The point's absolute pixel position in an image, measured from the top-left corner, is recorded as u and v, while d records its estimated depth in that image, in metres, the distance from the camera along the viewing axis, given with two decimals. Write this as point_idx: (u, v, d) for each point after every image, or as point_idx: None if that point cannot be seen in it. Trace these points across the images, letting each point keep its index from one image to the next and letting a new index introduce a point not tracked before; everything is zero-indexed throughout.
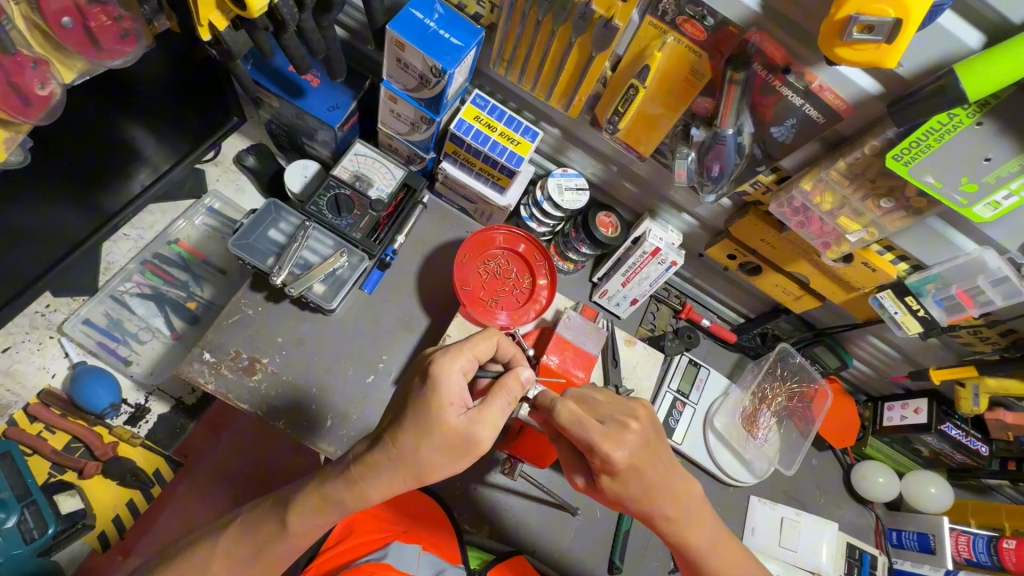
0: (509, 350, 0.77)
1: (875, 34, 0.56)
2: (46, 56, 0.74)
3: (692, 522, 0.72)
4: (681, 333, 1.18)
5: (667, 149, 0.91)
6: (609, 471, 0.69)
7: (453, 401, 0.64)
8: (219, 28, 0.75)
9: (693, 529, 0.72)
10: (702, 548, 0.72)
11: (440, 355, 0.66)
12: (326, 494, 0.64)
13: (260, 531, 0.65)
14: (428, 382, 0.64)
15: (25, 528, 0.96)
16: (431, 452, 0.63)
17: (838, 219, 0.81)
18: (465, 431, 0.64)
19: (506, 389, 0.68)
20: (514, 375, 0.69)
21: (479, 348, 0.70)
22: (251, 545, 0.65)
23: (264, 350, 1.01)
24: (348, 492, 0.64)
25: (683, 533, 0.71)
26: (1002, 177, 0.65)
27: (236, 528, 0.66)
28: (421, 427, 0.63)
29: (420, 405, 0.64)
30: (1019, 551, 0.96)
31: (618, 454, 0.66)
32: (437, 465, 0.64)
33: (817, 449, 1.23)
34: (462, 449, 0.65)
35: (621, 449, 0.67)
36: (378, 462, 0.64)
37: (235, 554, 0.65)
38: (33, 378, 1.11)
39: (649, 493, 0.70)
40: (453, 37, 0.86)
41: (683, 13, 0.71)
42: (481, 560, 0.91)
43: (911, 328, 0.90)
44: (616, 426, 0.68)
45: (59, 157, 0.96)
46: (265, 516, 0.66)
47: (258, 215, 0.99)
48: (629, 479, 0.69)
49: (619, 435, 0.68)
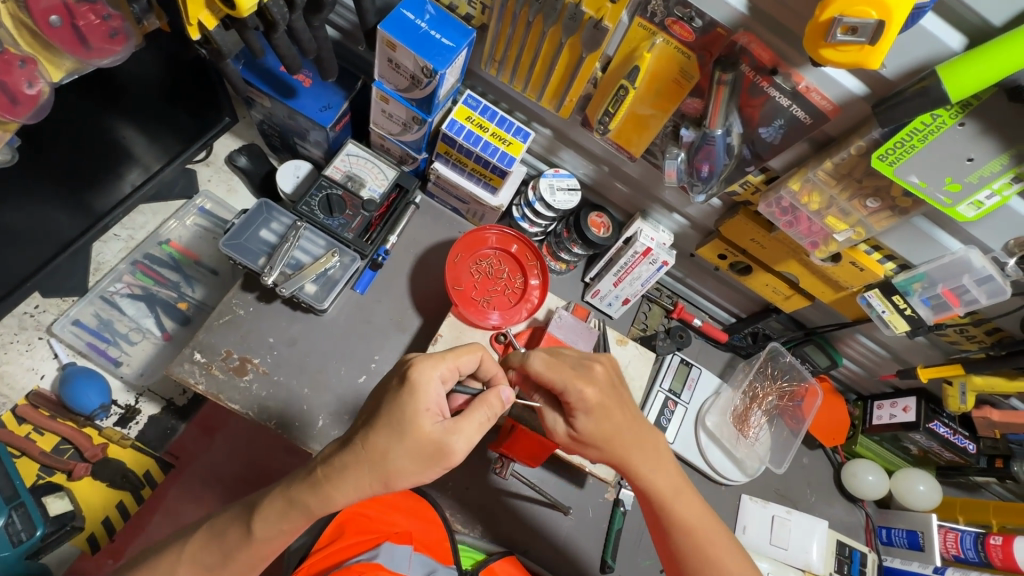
0: (491, 368, 0.77)
1: (859, 35, 0.57)
2: (34, 55, 0.73)
3: (657, 464, 0.73)
4: (673, 333, 1.18)
5: (657, 149, 0.92)
6: (582, 411, 0.73)
7: (429, 409, 0.63)
8: (208, 28, 0.75)
9: (660, 471, 0.73)
10: (667, 492, 0.72)
11: (421, 361, 0.66)
12: (292, 499, 0.63)
13: (226, 536, 0.64)
14: (405, 387, 0.64)
15: (13, 531, 0.96)
16: (402, 459, 0.62)
17: (826, 219, 0.81)
18: (439, 441, 0.63)
19: (488, 404, 0.68)
20: (497, 392, 0.69)
21: (462, 361, 0.69)
22: (216, 551, 0.64)
23: (254, 350, 1.00)
24: (312, 495, 0.62)
25: (649, 475, 0.72)
26: (985, 176, 0.66)
27: (205, 532, 0.66)
28: (394, 431, 0.62)
29: (395, 409, 0.63)
30: (1005, 547, 0.98)
31: (590, 390, 0.72)
32: (407, 470, 0.63)
33: (807, 448, 1.24)
34: (433, 458, 0.63)
35: (591, 386, 0.72)
36: (346, 465, 0.62)
37: (200, 558, 0.65)
38: (23, 379, 1.10)
39: (620, 435, 0.72)
40: (444, 37, 0.87)
41: (672, 14, 0.72)
42: (473, 559, 0.92)
43: (897, 326, 0.90)
44: (585, 369, 0.74)
45: (44, 155, 0.95)
46: (230, 522, 0.65)
47: (250, 215, 0.99)
48: (601, 419, 0.72)
49: (589, 375, 0.73)
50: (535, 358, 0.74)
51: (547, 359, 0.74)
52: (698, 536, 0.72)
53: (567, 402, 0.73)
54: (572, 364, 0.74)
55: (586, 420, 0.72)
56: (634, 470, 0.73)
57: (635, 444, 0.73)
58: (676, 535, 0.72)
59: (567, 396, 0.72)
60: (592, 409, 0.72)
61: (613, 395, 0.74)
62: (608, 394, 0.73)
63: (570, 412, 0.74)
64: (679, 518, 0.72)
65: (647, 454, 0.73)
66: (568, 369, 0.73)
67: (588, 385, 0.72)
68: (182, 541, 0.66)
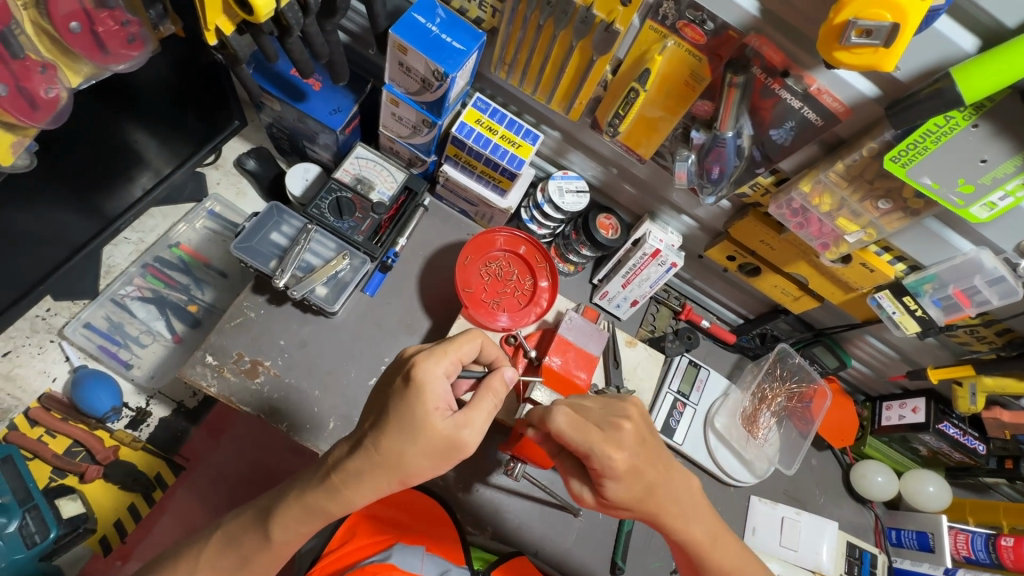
0: (493, 351, 0.76)
1: (873, 38, 0.57)
2: (54, 61, 0.73)
3: (692, 517, 0.71)
4: (682, 333, 1.19)
5: (666, 151, 0.92)
6: (611, 478, 0.67)
7: (438, 406, 0.63)
8: (225, 33, 0.76)
9: (693, 521, 0.71)
10: (702, 541, 0.72)
11: (424, 359, 0.65)
12: (308, 505, 0.63)
13: (244, 542, 0.64)
14: (412, 386, 0.63)
15: (27, 533, 0.97)
16: (418, 456, 0.62)
17: (837, 221, 0.82)
18: (451, 436, 0.64)
19: (493, 390, 0.68)
20: (500, 376, 0.70)
21: (464, 351, 0.69)
22: (234, 556, 0.65)
23: (266, 352, 1.01)
24: (330, 500, 0.63)
25: (684, 528, 0.71)
26: (998, 177, 0.66)
27: (222, 536, 0.66)
28: (405, 432, 0.62)
29: (404, 408, 0.63)
30: (1017, 548, 0.98)
31: (619, 457, 0.65)
32: (424, 469, 0.63)
33: (817, 449, 1.23)
34: (446, 453, 0.64)
35: (621, 451, 0.66)
36: (361, 468, 0.62)
37: (218, 563, 0.65)
38: (34, 382, 1.11)
39: (654, 495, 0.68)
40: (455, 41, 0.87)
41: (684, 17, 0.72)
42: (486, 561, 0.94)
43: (908, 327, 0.90)
44: (612, 429, 0.67)
45: (59, 159, 0.96)
46: (247, 528, 0.65)
47: (260, 219, 1.00)
48: (633, 483, 0.67)
49: (617, 437, 0.67)
50: (557, 418, 0.68)
51: (570, 419, 0.67)
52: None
53: (594, 468, 0.67)
54: (597, 426, 0.68)
55: (616, 487, 0.67)
56: (668, 523, 0.71)
57: (669, 498, 0.70)
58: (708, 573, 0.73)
59: (595, 464, 0.66)
60: (622, 475, 0.66)
61: (644, 456, 0.68)
62: (639, 458, 0.67)
63: (598, 479, 0.68)
64: (715, 565, 0.72)
65: (683, 506, 0.71)
66: (594, 433, 0.66)
67: (616, 451, 0.65)
68: (200, 544, 0.66)
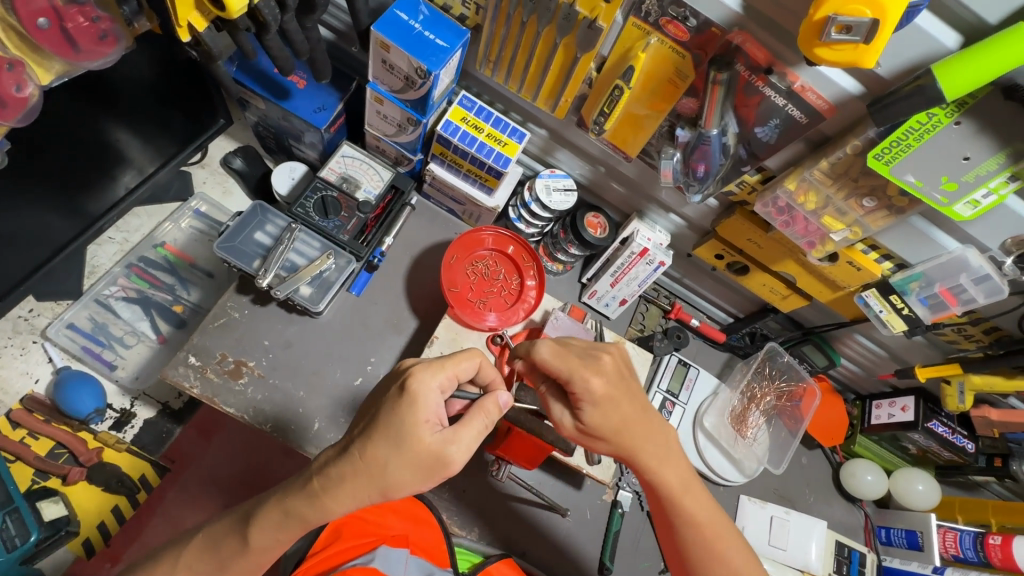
0: (489, 373, 0.75)
1: (853, 34, 0.57)
2: (22, 57, 0.72)
3: (667, 459, 0.71)
4: (670, 333, 1.17)
5: (653, 149, 0.92)
6: (589, 403, 0.69)
7: (428, 420, 0.63)
8: (198, 29, 0.74)
9: (669, 465, 0.71)
10: (675, 486, 0.71)
11: (420, 370, 0.64)
12: (287, 510, 0.62)
13: (223, 547, 0.63)
14: (404, 398, 0.63)
15: (7, 537, 0.95)
16: (402, 469, 0.62)
17: (823, 218, 0.81)
18: (437, 451, 0.63)
19: (486, 411, 0.67)
20: (494, 398, 0.69)
21: (461, 368, 0.68)
22: (212, 560, 0.64)
23: (250, 353, 1.00)
24: (309, 506, 0.62)
25: (659, 468, 0.71)
26: (981, 175, 0.66)
27: (201, 540, 0.65)
28: (392, 441, 0.62)
29: (394, 418, 0.62)
30: (1005, 547, 0.98)
31: (597, 381, 0.68)
32: (406, 481, 0.62)
33: (806, 448, 1.23)
34: (431, 468, 0.63)
35: (598, 376, 0.68)
36: (343, 475, 0.61)
37: (195, 567, 0.64)
38: (17, 384, 1.09)
39: (628, 426, 0.70)
40: (439, 38, 0.86)
41: (666, 14, 0.71)
42: (470, 562, 0.92)
43: (895, 326, 0.90)
44: (592, 358, 0.70)
45: (36, 158, 0.95)
46: (225, 532, 0.65)
47: (244, 218, 0.99)
48: (609, 411, 0.69)
49: (597, 366, 0.70)
50: (541, 346, 0.71)
51: (553, 347, 0.70)
52: (705, 530, 0.70)
53: (573, 393, 0.70)
54: (578, 354, 0.71)
55: (593, 412, 0.69)
56: (643, 465, 0.71)
57: (644, 438, 0.70)
58: (682, 528, 0.71)
59: (573, 386, 0.69)
60: (599, 401, 0.69)
61: (621, 385, 0.71)
62: (616, 385, 0.70)
63: (576, 404, 0.70)
64: (687, 513, 0.71)
65: (658, 449, 0.71)
66: (574, 358, 0.69)
67: (594, 375, 0.68)
68: (179, 547, 0.66)
